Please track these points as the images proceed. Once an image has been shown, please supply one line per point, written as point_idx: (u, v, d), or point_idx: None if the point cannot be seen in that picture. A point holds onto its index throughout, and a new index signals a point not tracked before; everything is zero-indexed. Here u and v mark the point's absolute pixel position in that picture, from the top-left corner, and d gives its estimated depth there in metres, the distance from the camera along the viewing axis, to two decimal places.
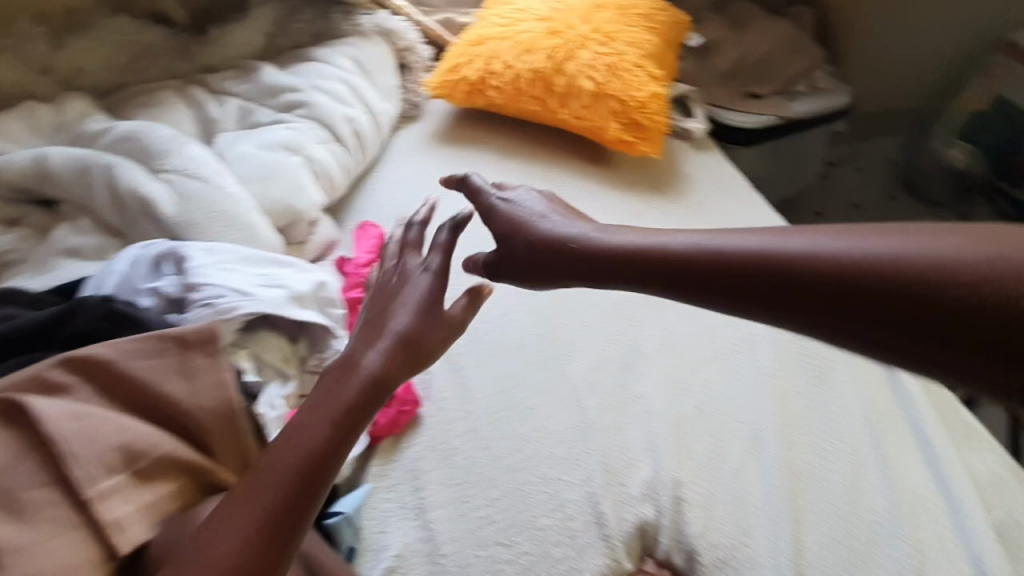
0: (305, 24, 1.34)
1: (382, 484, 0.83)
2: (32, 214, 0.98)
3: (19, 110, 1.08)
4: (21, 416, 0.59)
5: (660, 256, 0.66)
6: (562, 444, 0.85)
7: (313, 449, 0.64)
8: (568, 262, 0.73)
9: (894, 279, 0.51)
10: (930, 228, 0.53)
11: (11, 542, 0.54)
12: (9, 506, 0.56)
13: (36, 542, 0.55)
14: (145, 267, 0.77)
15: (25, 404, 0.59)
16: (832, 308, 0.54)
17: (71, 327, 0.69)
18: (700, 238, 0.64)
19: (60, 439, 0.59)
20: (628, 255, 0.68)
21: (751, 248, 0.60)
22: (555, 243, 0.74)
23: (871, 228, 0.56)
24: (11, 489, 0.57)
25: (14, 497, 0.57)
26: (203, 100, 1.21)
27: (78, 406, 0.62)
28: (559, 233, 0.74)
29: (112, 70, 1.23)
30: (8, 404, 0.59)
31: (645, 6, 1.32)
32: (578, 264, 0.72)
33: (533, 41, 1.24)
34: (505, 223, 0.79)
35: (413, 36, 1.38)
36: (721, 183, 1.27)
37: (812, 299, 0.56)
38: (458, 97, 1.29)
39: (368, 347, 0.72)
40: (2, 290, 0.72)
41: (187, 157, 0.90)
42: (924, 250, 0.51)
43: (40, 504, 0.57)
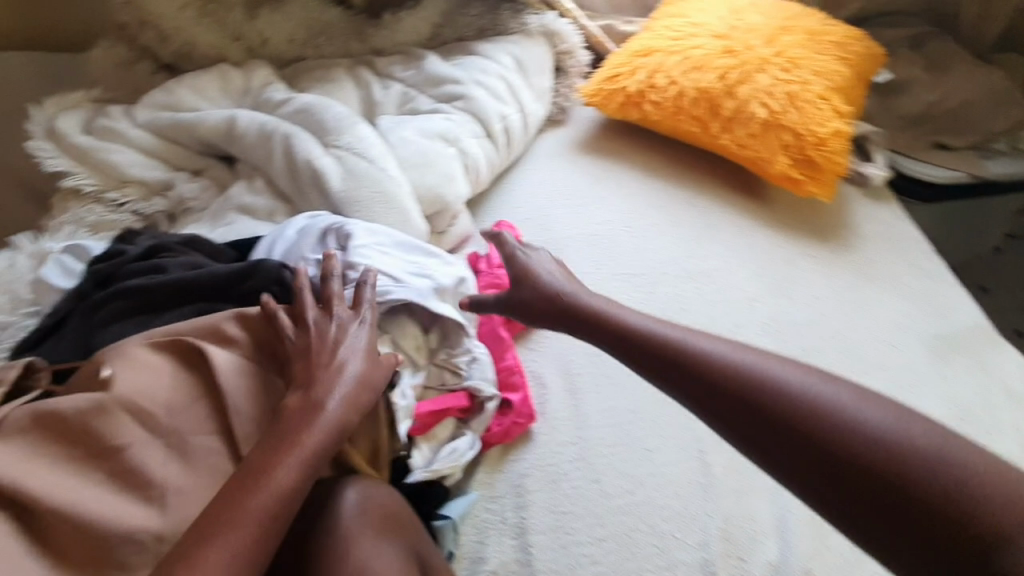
0: (474, 18, 1.35)
1: (487, 494, 0.80)
2: (214, 168, 1.07)
3: (215, 70, 1.18)
4: (200, 365, 0.66)
5: (647, 337, 0.74)
6: (680, 498, 0.79)
7: (276, 498, 0.58)
8: (567, 320, 0.80)
9: (800, 407, 0.63)
10: (848, 382, 0.64)
11: (175, 483, 0.60)
12: (178, 446, 0.62)
13: (195, 485, 0.61)
14: (313, 240, 0.80)
15: (207, 354, 0.65)
16: (799, 442, 0.62)
17: (248, 285, 0.73)
18: (685, 333, 0.72)
19: (230, 394, 0.65)
20: (621, 328, 0.76)
21: (713, 350, 0.69)
22: (561, 303, 0.80)
23: (812, 367, 0.66)
24: (182, 432, 0.62)
25: (183, 439, 0.62)
26: (370, 80, 1.26)
27: (247, 365, 0.68)
28: (568, 296, 0.80)
29: (295, 43, 1.32)
30: (193, 351, 0.66)
31: (837, 34, 1.20)
32: (576, 325, 0.79)
33: (705, 59, 1.16)
34: (519, 274, 0.83)
35: (576, 41, 1.36)
36: (893, 241, 1.12)
37: (735, 399, 0.66)
38: (611, 107, 1.23)
39: (337, 389, 0.65)
40: (188, 236, 0.78)
41: (358, 136, 0.93)
42: (821, 391, 0.64)
43: (202, 452, 0.63)
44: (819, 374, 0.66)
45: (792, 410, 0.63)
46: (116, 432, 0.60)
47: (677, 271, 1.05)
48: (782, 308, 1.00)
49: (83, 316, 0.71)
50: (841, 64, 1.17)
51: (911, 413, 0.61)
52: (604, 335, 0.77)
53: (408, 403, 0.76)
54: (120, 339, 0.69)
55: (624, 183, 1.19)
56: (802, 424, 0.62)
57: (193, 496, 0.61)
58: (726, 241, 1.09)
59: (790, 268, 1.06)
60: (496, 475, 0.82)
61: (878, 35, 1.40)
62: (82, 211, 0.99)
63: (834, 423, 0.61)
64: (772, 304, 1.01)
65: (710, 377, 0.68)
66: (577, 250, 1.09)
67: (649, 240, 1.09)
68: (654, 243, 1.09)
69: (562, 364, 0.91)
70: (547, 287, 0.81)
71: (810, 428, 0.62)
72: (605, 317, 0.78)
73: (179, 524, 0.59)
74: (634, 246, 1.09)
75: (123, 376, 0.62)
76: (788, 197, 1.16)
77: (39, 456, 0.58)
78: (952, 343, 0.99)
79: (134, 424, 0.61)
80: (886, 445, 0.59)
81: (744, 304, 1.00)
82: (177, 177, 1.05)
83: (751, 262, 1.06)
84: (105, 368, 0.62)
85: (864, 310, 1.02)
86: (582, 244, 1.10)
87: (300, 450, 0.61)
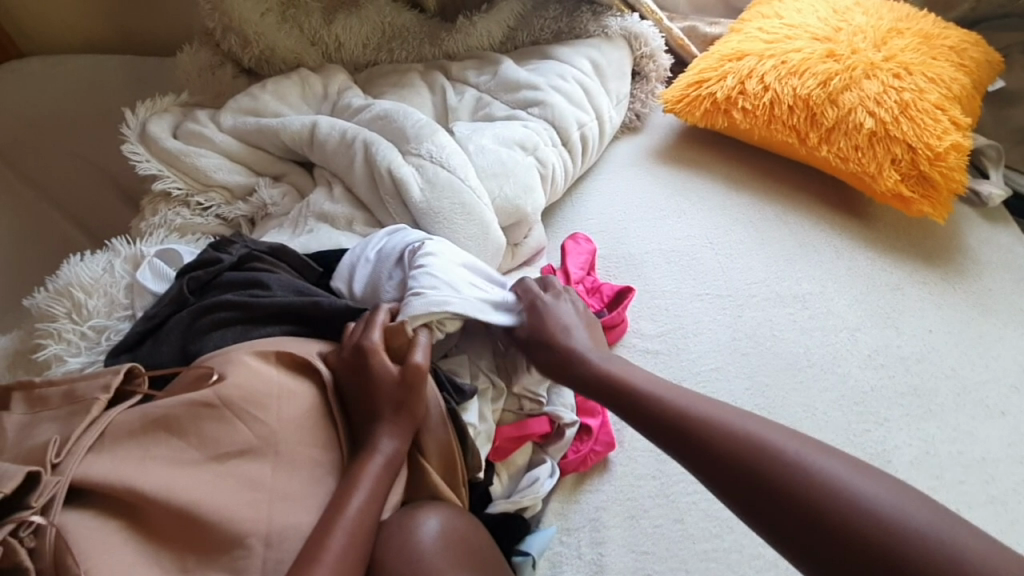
0: (550, 21, 1.33)
1: (562, 525, 0.77)
2: (293, 173, 1.08)
3: (295, 76, 1.20)
4: (311, 376, 0.68)
5: (645, 397, 0.67)
6: (774, 546, 0.72)
7: (359, 537, 0.59)
8: (570, 375, 0.74)
9: (800, 487, 0.54)
10: (853, 459, 0.56)
11: (279, 492, 0.61)
12: (281, 456, 0.62)
13: (297, 495, 0.62)
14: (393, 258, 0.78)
15: (319, 367, 0.68)
16: (805, 532, 0.53)
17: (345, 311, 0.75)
18: (681, 395, 0.66)
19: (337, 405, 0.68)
20: (621, 386, 0.70)
21: (707, 416, 0.62)
22: (567, 356, 0.75)
23: (814, 440, 0.58)
24: (286, 441, 0.63)
25: (288, 449, 0.63)
26: (444, 85, 1.25)
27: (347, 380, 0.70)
28: (573, 346, 0.75)
29: (370, 48, 1.32)
30: (305, 363, 0.68)
31: (955, 38, 1.09)
32: (579, 380, 0.73)
33: (803, 63, 1.08)
34: (534, 322, 0.77)
35: (658, 44, 1.29)
36: (1018, 269, 1.00)
37: (735, 476, 0.58)
38: (694, 114, 1.16)
39: (382, 430, 0.66)
40: (277, 246, 0.79)
41: (439, 144, 0.92)
42: (825, 468, 0.55)
43: (305, 462, 0.63)
44: (809, 441, 0.58)
45: (774, 474, 0.56)
46: (227, 437, 0.61)
47: (766, 294, 0.97)
48: (888, 341, 0.91)
49: (183, 322, 0.72)
50: (960, 70, 1.05)
51: (917, 496, 0.52)
52: (605, 394, 0.71)
53: (487, 427, 0.75)
54: (220, 348, 0.70)
55: (708, 197, 1.13)
56: (797, 503, 0.54)
57: (292, 506, 0.61)
58: (821, 262, 1.01)
59: (897, 296, 0.96)
60: (572, 506, 0.78)
61: (1003, 34, 1.25)
62: (169, 212, 1.02)
63: (836, 504, 0.53)
64: (876, 334, 0.91)
65: (707, 442, 0.60)
66: (656, 266, 1.03)
67: (734, 259, 1.02)
68: (741, 263, 1.02)
69: None
70: (560, 341, 0.75)
71: (810, 509, 0.53)
72: (608, 374, 0.72)
73: (282, 531, 0.59)
74: (718, 263, 1.02)
75: (236, 379, 0.63)
76: (893, 216, 1.06)
77: (148, 455, 0.58)
78: None
79: (242, 432, 0.61)
80: (876, 526, 0.51)
81: (844, 334, 0.92)
82: (259, 182, 1.06)
83: (851, 287, 0.97)
84: (217, 372, 0.63)
85: (986, 346, 0.90)
86: (662, 259, 1.04)
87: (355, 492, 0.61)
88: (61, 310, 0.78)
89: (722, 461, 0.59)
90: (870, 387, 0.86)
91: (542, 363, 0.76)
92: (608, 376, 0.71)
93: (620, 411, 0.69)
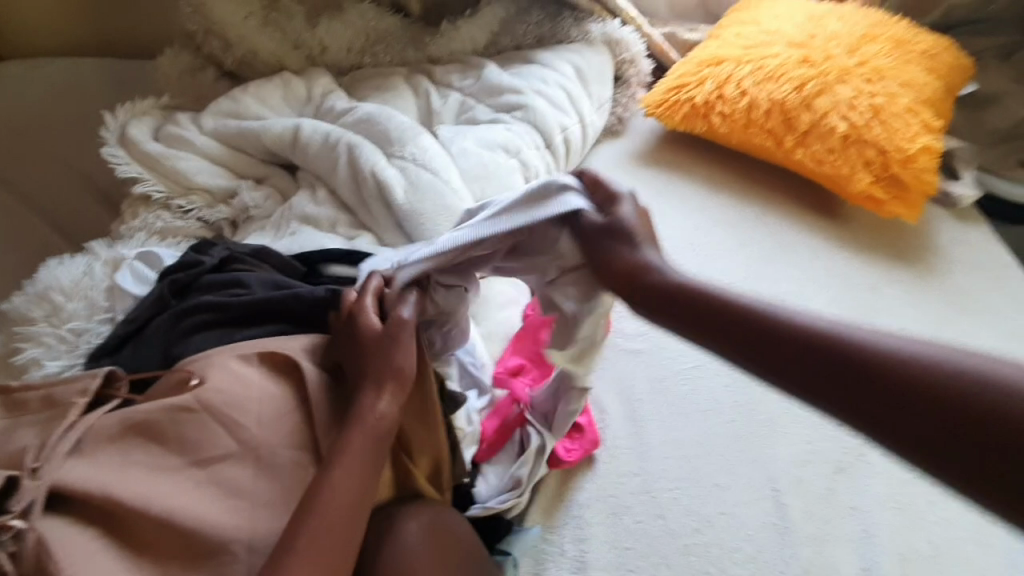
0: (532, 25, 1.34)
1: (546, 524, 0.77)
2: (275, 176, 1.08)
3: (279, 79, 1.20)
4: (292, 375, 0.66)
5: (729, 303, 0.56)
6: (752, 541, 0.73)
7: (348, 512, 0.58)
8: (633, 284, 0.62)
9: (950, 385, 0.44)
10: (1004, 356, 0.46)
11: (264, 496, 0.60)
12: (262, 460, 0.61)
13: (281, 499, 0.60)
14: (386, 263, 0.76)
15: (300, 365, 0.66)
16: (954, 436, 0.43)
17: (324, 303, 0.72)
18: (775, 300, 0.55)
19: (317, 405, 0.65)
20: (695, 296, 0.58)
21: (814, 321, 0.51)
22: (628, 264, 0.63)
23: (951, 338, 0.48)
24: (269, 444, 0.61)
25: (271, 452, 0.61)
26: (427, 89, 1.25)
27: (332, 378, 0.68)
28: (635, 253, 0.63)
29: (354, 52, 1.32)
30: (286, 360, 0.66)
31: (926, 44, 1.12)
32: (644, 291, 0.61)
33: (779, 69, 1.11)
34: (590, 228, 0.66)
35: (638, 50, 1.31)
36: (986, 268, 1.03)
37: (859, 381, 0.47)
38: (674, 118, 1.19)
39: (372, 393, 0.63)
40: (261, 248, 0.79)
41: (422, 147, 0.92)
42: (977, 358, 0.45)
43: (290, 466, 0.61)
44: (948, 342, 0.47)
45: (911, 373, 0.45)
46: (207, 442, 0.60)
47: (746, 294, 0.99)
48: None
49: (164, 325, 0.71)
50: (930, 76, 1.08)
51: None
52: (676, 306, 0.58)
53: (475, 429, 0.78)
54: (201, 351, 0.69)
55: (688, 200, 1.15)
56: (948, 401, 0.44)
57: (276, 510, 0.60)
58: (798, 262, 1.03)
59: (872, 294, 0.98)
60: (556, 505, 0.78)
61: (970, 41, 1.29)
62: (150, 216, 1.01)
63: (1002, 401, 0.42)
64: None
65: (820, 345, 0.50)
66: None
67: (714, 260, 1.05)
68: (719, 264, 1.04)
69: (622, 390, 0.87)
70: (622, 246, 0.64)
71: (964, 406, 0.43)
72: (680, 283, 0.60)
73: (267, 534, 0.58)
74: (698, 264, 1.04)
75: (214, 383, 0.62)
76: (867, 217, 1.09)
77: (130, 462, 0.58)
78: None
79: (222, 436, 0.60)
80: None
81: None
82: (241, 185, 1.05)
83: (826, 286, 0.99)
84: (196, 377, 0.62)
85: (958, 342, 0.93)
86: None
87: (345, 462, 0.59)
88: (40, 315, 0.77)
89: (840, 364, 0.49)
90: None
91: (602, 269, 0.64)
92: (679, 283, 0.59)
93: (698, 323, 0.57)
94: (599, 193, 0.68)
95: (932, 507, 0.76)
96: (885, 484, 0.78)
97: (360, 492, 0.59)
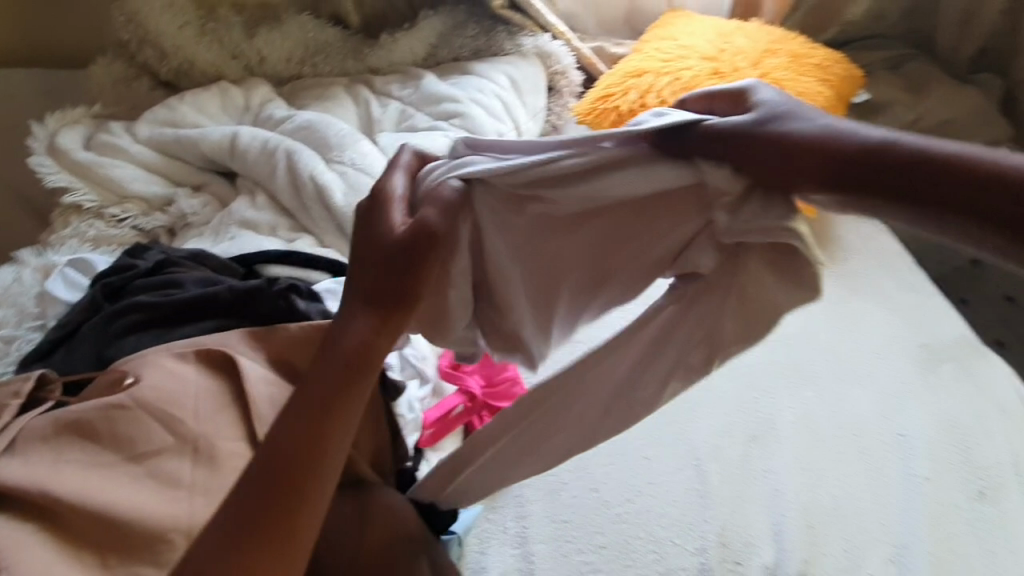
0: (468, 39, 1.40)
1: (488, 504, 0.81)
2: (213, 183, 1.08)
3: (216, 89, 1.21)
4: (230, 371, 0.66)
5: (900, 152, 0.44)
6: (677, 506, 0.79)
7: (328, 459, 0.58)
8: (773, 158, 0.49)
9: None
10: None
11: (201, 486, 0.59)
12: (199, 453, 0.60)
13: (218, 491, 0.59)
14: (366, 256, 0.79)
15: (236, 360, 0.65)
16: None
17: (263, 301, 0.72)
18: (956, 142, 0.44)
19: (255, 399, 0.64)
20: (855, 151, 0.46)
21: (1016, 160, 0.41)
22: (770, 136, 0.49)
23: None
24: (207, 438, 0.61)
25: (209, 446, 0.61)
26: (367, 98, 1.29)
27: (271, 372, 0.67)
28: (775, 125, 0.50)
29: (293, 62, 1.34)
30: (222, 356, 0.65)
31: (820, 57, 1.25)
32: (788, 164, 0.48)
33: (693, 80, 1.21)
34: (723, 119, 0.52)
35: (568, 62, 1.40)
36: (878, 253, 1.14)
37: None
38: (603, 126, 1.28)
39: (370, 327, 0.60)
40: (200, 252, 0.80)
41: (361, 152, 0.96)
42: None
43: (228, 457, 0.61)
44: None
45: None
46: (142, 438, 0.60)
47: None
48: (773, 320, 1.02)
49: (97, 327, 0.72)
50: (824, 85, 1.21)
51: None
52: (833, 171, 0.46)
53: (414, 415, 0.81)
54: (134, 351, 0.69)
55: None
56: None
57: (213, 499, 0.59)
58: None
59: None
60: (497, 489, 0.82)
61: (861, 55, 1.45)
62: (81, 224, 1.00)
63: None
64: None
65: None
66: None
67: None
68: None
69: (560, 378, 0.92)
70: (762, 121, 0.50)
71: None
72: (836, 142, 0.47)
73: (203, 523, 0.58)
74: None
75: (149, 381, 0.62)
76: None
77: (63, 459, 0.58)
78: (940, 350, 0.96)
79: (158, 431, 0.60)
80: None
81: None
82: (178, 192, 1.06)
83: None
84: (131, 375, 0.63)
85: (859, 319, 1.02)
86: None
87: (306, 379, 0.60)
88: None
89: None
90: (761, 360, 0.96)
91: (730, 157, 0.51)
92: (833, 142, 0.47)
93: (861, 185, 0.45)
94: (726, 104, 0.56)
95: (836, 466, 0.82)
96: (794, 447, 0.85)
97: (310, 417, 0.58)
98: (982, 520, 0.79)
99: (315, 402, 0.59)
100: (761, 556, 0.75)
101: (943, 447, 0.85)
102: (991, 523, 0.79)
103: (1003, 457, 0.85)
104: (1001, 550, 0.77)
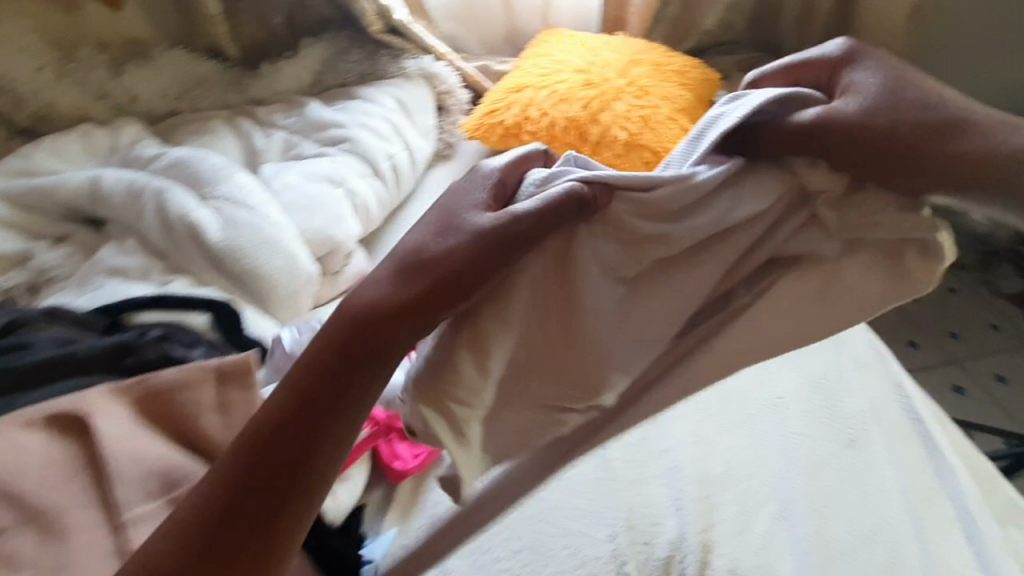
0: (353, 64, 1.40)
1: (403, 527, 0.80)
2: (78, 233, 1.01)
3: (79, 132, 1.13)
4: (85, 433, 0.62)
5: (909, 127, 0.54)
6: (586, 497, 0.83)
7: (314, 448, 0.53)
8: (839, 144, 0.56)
9: None
10: None
11: (54, 560, 0.56)
12: (48, 525, 0.57)
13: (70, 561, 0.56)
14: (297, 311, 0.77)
15: (89, 422, 0.61)
16: None
17: (133, 354, 0.70)
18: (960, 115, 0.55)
19: (112, 459, 0.60)
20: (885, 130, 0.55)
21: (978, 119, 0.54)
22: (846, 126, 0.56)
23: None
24: (58, 509, 0.58)
25: (57, 518, 0.58)
26: (250, 129, 1.25)
27: (134, 428, 0.64)
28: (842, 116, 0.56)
29: (167, 97, 1.28)
30: (76, 419, 0.62)
31: (678, 64, 1.37)
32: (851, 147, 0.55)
33: (568, 92, 1.29)
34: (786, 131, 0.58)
35: (454, 82, 1.44)
36: None
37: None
38: (492, 140, 1.33)
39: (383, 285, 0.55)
40: (55, 309, 0.74)
41: (236, 185, 0.91)
42: None
43: (81, 526, 0.58)
44: None
45: None
46: None
47: None
48: None
49: None
50: (683, 89, 1.32)
51: None
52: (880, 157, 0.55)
53: None
54: None
55: None
56: None
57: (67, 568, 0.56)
58: None
59: None
60: (410, 513, 0.81)
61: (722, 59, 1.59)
62: None
63: None
64: None
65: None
66: None
67: None
68: None
69: None
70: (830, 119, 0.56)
71: None
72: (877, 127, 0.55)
73: None
74: None
75: None
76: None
77: None
78: None
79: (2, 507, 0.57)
80: None
81: None
82: (38, 246, 0.97)
83: None
84: None
85: None
86: None
87: (313, 376, 0.54)
88: None
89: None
90: None
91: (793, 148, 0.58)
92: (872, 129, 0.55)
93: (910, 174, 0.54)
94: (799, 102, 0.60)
95: (723, 436, 0.90)
96: (685, 423, 0.91)
97: (326, 401, 0.53)
98: (855, 465, 0.86)
99: (325, 395, 0.53)
100: (665, 532, 0.79)
101: (811, 404, 0.93)
102: (859, 468, 0.85)
103: (865, 407, 0.92)
104: (872, 492, 0.82)
